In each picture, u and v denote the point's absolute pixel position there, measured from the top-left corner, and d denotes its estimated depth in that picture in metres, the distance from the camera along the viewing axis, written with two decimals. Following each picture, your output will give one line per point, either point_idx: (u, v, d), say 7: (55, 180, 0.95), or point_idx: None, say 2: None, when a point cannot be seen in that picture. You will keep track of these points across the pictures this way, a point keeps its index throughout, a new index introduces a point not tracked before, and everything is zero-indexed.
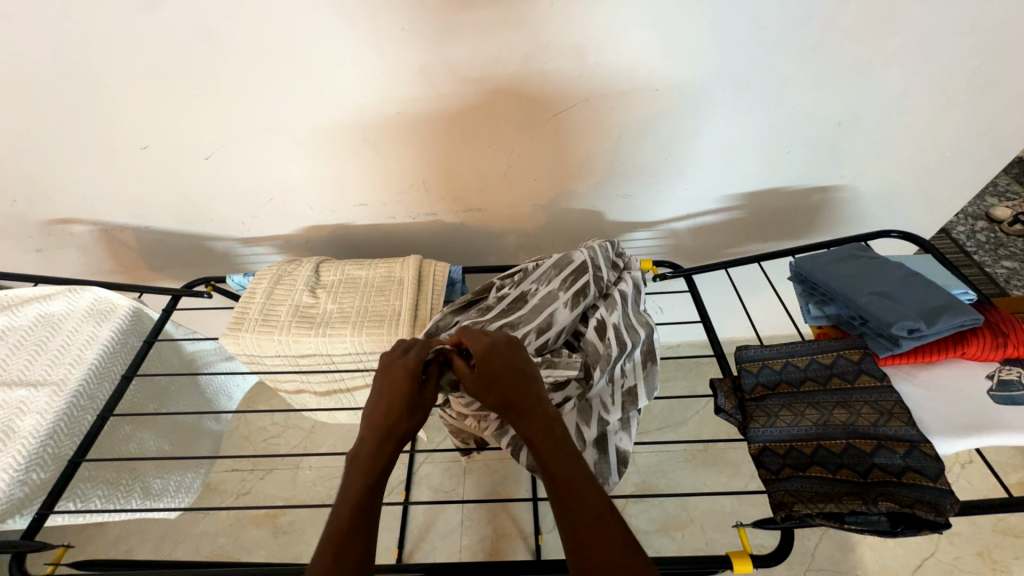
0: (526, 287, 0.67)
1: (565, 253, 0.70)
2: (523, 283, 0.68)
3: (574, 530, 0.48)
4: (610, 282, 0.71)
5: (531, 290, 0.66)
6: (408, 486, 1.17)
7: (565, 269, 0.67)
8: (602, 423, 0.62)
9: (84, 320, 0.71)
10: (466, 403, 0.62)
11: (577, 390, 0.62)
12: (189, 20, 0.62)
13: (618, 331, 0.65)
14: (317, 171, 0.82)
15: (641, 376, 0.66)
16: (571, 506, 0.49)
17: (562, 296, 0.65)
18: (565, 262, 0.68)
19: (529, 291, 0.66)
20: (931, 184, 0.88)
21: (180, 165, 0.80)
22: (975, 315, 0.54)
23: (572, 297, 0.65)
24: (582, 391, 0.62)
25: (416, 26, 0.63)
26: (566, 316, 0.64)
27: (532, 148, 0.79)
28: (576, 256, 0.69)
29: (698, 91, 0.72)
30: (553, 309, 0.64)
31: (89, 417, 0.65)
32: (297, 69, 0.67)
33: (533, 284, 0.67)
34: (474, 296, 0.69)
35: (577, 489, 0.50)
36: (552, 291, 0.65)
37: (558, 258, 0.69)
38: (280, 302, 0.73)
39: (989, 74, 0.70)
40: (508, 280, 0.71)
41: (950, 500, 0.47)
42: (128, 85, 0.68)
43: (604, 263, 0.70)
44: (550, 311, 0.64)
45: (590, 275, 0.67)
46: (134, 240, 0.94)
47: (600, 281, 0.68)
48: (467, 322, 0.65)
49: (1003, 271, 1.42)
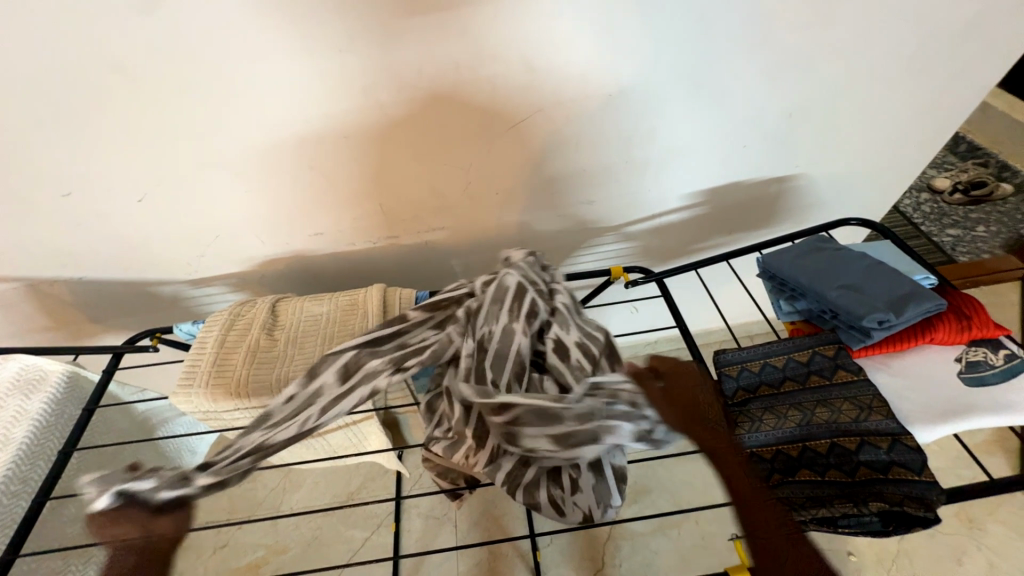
0: (478, 332, 0.62)
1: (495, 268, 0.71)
2: (472, 329, 0.63)
3: (763, 543, 0.45)
4: (550, 296, 0.68)
5: (485, 334, 0.62)
6: (397, 518, 1.12)
7: (506, 300, 0.64)
8: (592, 445, 0.56)
9: (8, 393, 0.63)
10: (445, 447, 0.62)
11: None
12: (100, 53, 0.57)
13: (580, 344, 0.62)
14: (264, 203, 0.77)
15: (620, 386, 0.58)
16: (755, 520, 0.47)
17: (517, 329, 0.62)
18: (503, 286, 0.66)
19: (484, 336, 0.62)
20: (882, 166, 0.91)
21: (110, 210, 0.73)
22: (938, 300, 0.55)
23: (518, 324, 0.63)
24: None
25: (353, 45, 0.60)
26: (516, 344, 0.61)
27: (490, 162, 0.77)
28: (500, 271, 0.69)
29: (648, 92, 0.71)
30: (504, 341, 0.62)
31: (22, 503, 0.58)
32: (229, 97, 0.63)
33: (484, 326, 0.63)
34: (415, 344, 0.64)
35: (755, 497, 0.48)
36: (506, 328, 0.62)
37: (489, 280, 0.68)
38: (235, 350, 0.67)
39: (921, 58, 0.72)
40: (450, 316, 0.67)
41: (937, 492, 0.47)
42: (39, 129, 0.62)
43: (537, 278, 0.69)
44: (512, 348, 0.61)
45: (532, 295, 0.65)
46: (67, 293, 0.86)
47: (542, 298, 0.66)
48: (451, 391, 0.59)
49: (949, 239, 1.50)
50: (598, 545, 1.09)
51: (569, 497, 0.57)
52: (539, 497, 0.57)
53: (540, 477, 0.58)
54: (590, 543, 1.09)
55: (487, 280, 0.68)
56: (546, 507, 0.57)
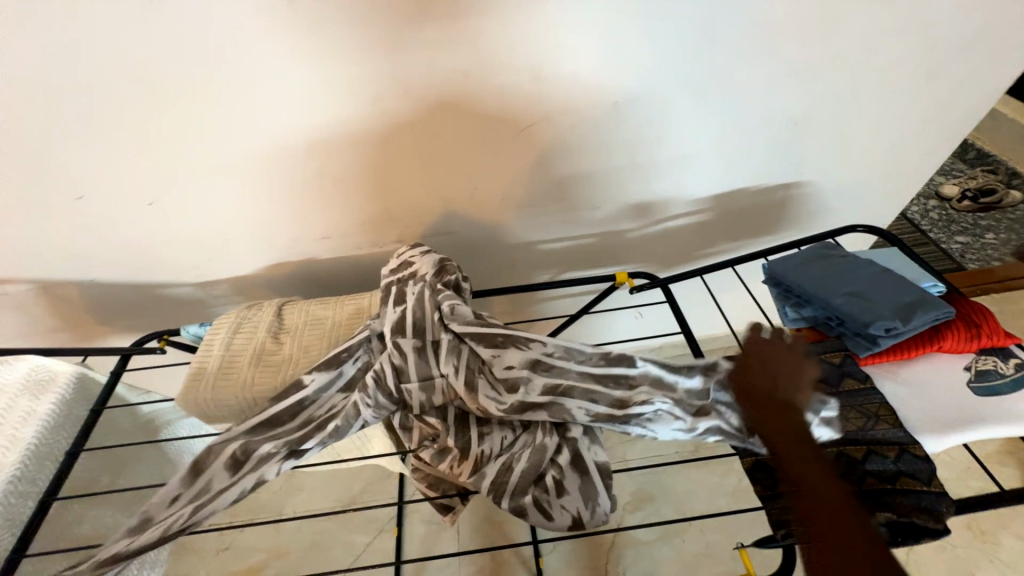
0: (402, 391, 0.61)
1: (403, 285, 0.66)
2: (394, 391, 0.61)
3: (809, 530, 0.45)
4: (439, 327, 0.62)
5: (409, 391, 0.60)
6: (399, 523, 1.12)
7: (408, 351, 0.61)
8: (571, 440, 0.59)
9: (18, 393, 0.64)
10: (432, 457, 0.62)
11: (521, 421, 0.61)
12: (117, 61, 0.58)
13: (540, 363, 0.60)
14: (272, 207, 0.78)
15: (688, 389, 0.59)
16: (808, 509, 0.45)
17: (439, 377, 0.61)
18: (415, 319, 0.62)
19: (409, 393, 0.61)
20: (890, 174, 0.91)
21: (121, 214, 0.75)
22: (947, 309, 0.55)
23: (450, 359, 0.61)
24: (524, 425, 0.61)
25: (363, 53, 0.61)
26: (464, 378, 0.60)
27: (496, 167, 0.77)
28: (408, 292, 0.65)
29: (654, 100, 0.72)
30: (445, 376, 0.61)
31: (29, 505, 0.59)
32: (240, 103, 0.64)
33: (406, 384, 0.60)
34: (323, 416, 0.60)
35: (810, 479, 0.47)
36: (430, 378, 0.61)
37: (399, 312, 0.63)
38: (241, 352, 0.68)
39: (929, 66, 0.72)
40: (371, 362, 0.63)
41: (946, 503, 0.47)
42: (56, 134, 0.63)
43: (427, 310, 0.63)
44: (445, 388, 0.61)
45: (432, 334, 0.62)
46: (78, 295, 0.87)
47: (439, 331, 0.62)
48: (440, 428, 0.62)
49: (958, 246, 1.48)
50: (602, 553, 1.08)
51: (555, 500, 0.57)
52: (525, 502, 0.57)
53: (524, 482, 0.58)
54: (593, 551, 1.08)
55: (396, 314, 0.63)
56: (532, 512, 0.57)
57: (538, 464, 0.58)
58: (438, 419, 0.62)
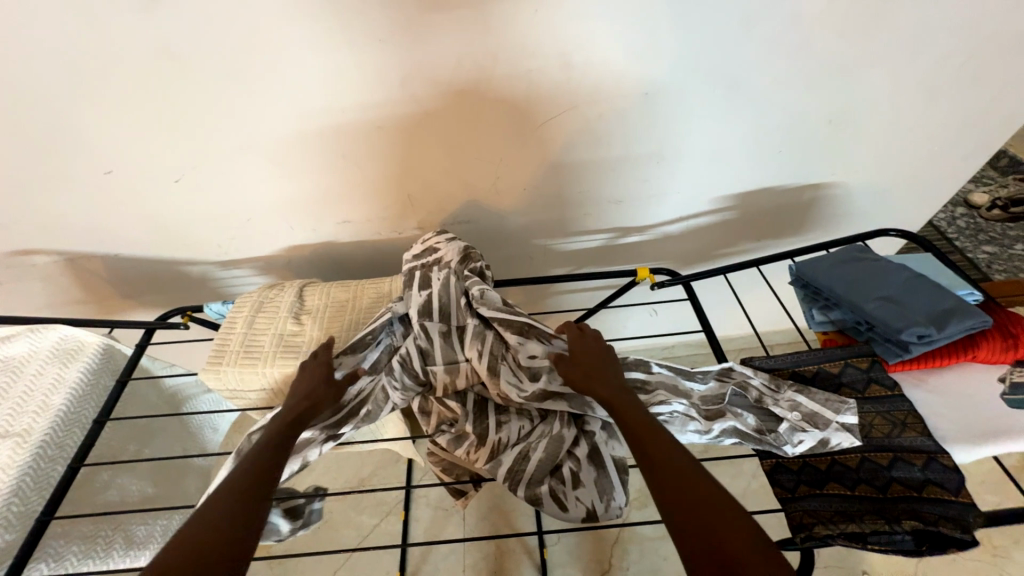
0: (425, 373, 0.62)
1: (427, 270, 0.66)
2: (417, 372, 0.61)
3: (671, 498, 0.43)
4: (464, 313, 0.64)
5: (432, 373, 0.61)
6: (407, 507, 1.14)
7: (433, 334, 0.62)
8: (589, 434, 0.59)
9: (48, 362, 0.66)
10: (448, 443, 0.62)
11: (539, 412, 0.62)
12: (149, 36, 0.58)
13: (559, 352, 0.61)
14: (295, 189, 0.78)
15: (701, 393, 0.57)
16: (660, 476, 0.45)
17: (462, 359, 0.62)
18: (442, 304, 0.64)
19: (431, 375, 0.62)
20: (923, 178, 0.88)
21: (148, 190, 0.75)
22: (984, 318, 0.53)
23: (475, 344, 0.62)
24: (542, 415, 0.61)
25: (393, 35, 0.60)
26: (487, 363, 0.61)
27: (520, 156, 0.76)
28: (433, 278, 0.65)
29: (685, 93, 0.70)
30: (468, 361, 0.62)
31: (57, 471, 0.60)
32: (269, 82, 0.64)
33: (429, 366, 0.61)
34: (350, 401, 0.60)
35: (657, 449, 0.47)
36: (452, 360, 0.62)
37: (425, 295, 0.64)
38: (263, 331, 0.69)
39: (975, 67, 0.70)
40: (395, 346, 0.64)
41: (973, 514, 0.46)
42: (87, 107, 0.64)
43: (453, 295, 0.64)
44: (466, 372, 0.62)
45: (457, 318, 0.63)
46: (103, 268, 0.89)
47: (464, 316, 0.64)
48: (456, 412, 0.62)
49: (984, 256, 1.45)
50: (606, 547, 1.08)
51: (570, 491, 0.57)
52: (540, 491, 0.57)
53: (541, 472, 0.58)
54: (597, 544, 1.09)
55: (422, 297, 0.64)
56: (547, 501, 0.57)
57: (555, 454, 0.58)
58: (457, 404, 0.62)
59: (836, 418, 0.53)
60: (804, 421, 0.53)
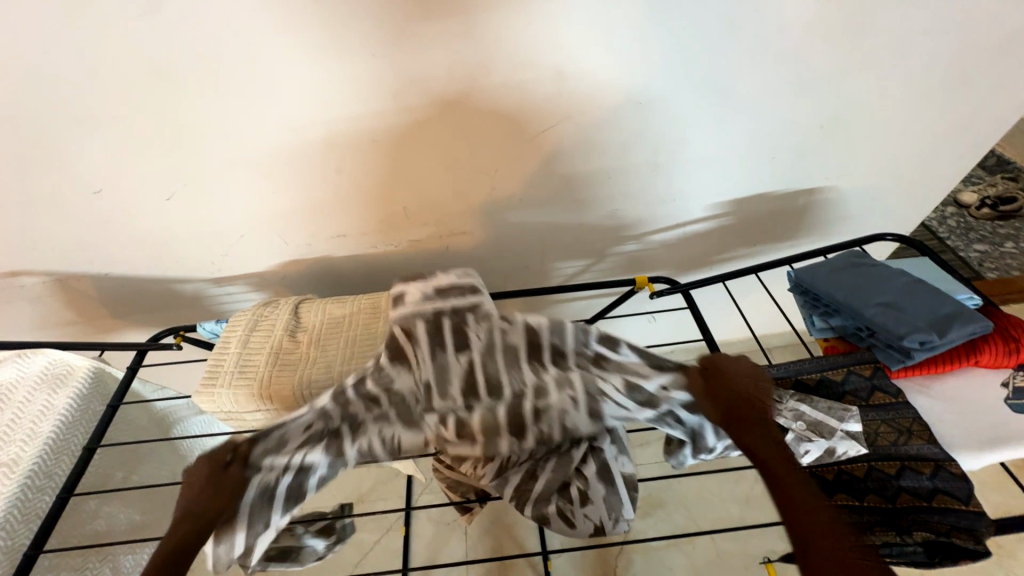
0: (443, 420, 0.56)
1: (459, 319, 0.53)
2: (429, 420, 0.56)
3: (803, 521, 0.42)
4: (506, 371, 0.54)
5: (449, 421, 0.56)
6: (407, 523, 1.12)
7: (464, 390, 0.55)
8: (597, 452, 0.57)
9: (36, 388, 0.64)
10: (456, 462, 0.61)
11: (544, 443, 0.58)
12: (137, 53, 0.57)
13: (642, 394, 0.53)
14: (288, 204, 0.77)
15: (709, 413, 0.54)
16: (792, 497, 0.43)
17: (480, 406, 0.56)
18: (482, 366, 0.54)
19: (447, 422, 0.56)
20: (915, 181, 0.89)
21: (138, 208, 0.74)
22: (984, 323, 0.54)
23: (507, 397, 0.55)
24: (547, 446, 0.58)
25: (385, 49, 0.60)
26: (509, 414, 0.56)
27: (514, 167, 0.76)
28: (470, 330, 0.53)
29: (677, 100, 0.70)
30: (490, 407, 0.56)
31: (45, 500, 0.59)
32: (260, 97, 0.63)
33: (447, 415, 0.56)
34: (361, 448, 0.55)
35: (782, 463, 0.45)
36: (471, 410, 0.56)
37: (464, 359, 0.53)
38: (258, 351, 0.67)
39: (962, 70, 0.71)
40: (339, 431, 0.53)
41: (986, 523, 0.46)
42: (74, 127, 0.63)
43: (497, 352, 0.53)
44: (484, 421, 0.57)
45: (496, 374, 0.54)
46: (92, 288, 0.87)
47: (504, 373, 0.54)
48: (464, 449, 0.59)
49: (976, 254, 1.46)
50: (610, 558, 1.07)
51: (578, 509, 0.57)
52: (548, 511, 0.57)
53: (549, 491, 0.57)
54: (601, 557, 1.07)
55: (461, 363, 0.53)
56: (555, 520, 0.57)
57: (564, 473, 0.57)
58: (469, 446, 0.58)
59: (841, 425, 0.52)
60: (810, 430, 0.52)
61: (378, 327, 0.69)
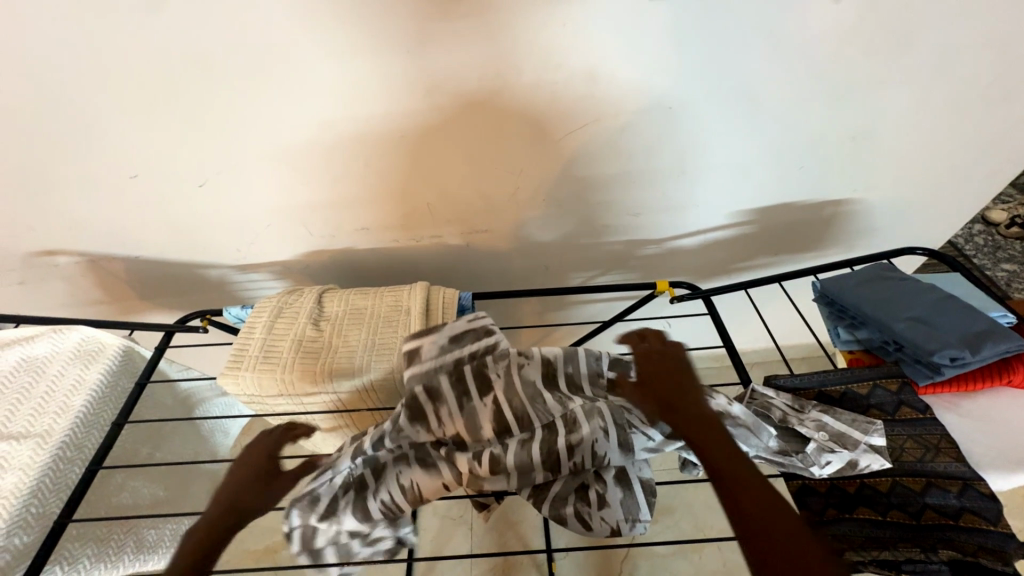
0: (473, 458, 0.55)
1: (479, 364, 0.57)
2: (461, 459, 0.55)
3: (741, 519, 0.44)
4: (525, 406, 0.56)
5: (481, 458, 0.55)
6: (415, 515, 1.13)
7: (489, 425, 0.56)
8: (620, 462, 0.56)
9: (69, 364, 0.66)
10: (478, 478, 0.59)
11: (571, 469, 0.56)
12: (181, 44, 0.59)
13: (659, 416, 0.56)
14: (315, 196, 0.79)
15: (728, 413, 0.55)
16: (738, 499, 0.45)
17: (510, 439, 0.56)
18: (502, 401, 0.56)
19: (479, 460, 0.55)
20: (947, 197, 0.87)
21: (171, 194, 0.76)
22: (1019, 342, 0.53)
23: (530, 430, 0.56)
24: (574, 470, 0.57)
25: (420, 46, 0.61)
26: (542, 449, 0.55)
27: (539, 167, 0.77)
28: (491, 377, 0.57)
29: (707, 106, 0.70)
30: (520, 436, 0.56)
31: (76, 470, 0.60)
32: (296, 90, 0.65)
33: (477, 453, 0.55)
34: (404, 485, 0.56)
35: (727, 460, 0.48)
36: (500, 448, 0.55)
37: (490, 403, 0.56)
38: (282, 337, 0.69)
39: (1004, 85, 0.69)
40: (361, 488, 0.55)
41: (1014, 545, 0.46)
42: (117, 113, 0.65)
43: (516, 387, 0.57)
44: (515, 462, 0.55)
45: (517, 405, 0.56)
46: (123, 270, 0.90)
47: (523, 407, 0.56)
48: (498, 485, 0.56)
49: (1003, 274, 1.43)
50: (616, 563, 1.06)
51: (596, 512, 0.55)
52: (565, 512, 0.56)
53: (567, 491, 0.56)
54: (607, 561, 1.07)
55: (486, 406, 0.56)
56: (572, 521, 0.56)
57: (583, 474, 0.57)
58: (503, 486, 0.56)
59: (865, 439, 0.51)
60: (831, 441, 0.52)
61: (400, 319, 0.70)
